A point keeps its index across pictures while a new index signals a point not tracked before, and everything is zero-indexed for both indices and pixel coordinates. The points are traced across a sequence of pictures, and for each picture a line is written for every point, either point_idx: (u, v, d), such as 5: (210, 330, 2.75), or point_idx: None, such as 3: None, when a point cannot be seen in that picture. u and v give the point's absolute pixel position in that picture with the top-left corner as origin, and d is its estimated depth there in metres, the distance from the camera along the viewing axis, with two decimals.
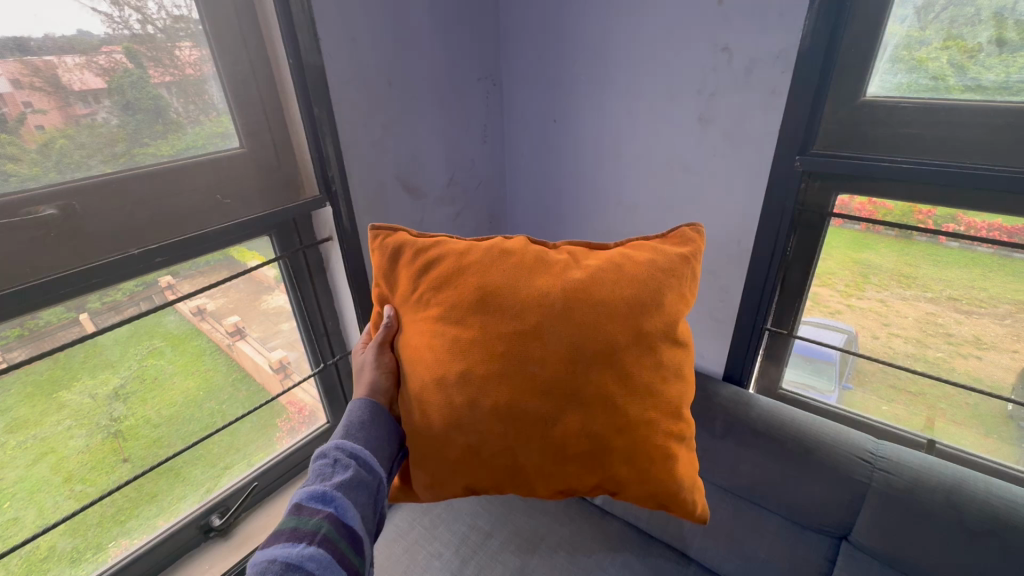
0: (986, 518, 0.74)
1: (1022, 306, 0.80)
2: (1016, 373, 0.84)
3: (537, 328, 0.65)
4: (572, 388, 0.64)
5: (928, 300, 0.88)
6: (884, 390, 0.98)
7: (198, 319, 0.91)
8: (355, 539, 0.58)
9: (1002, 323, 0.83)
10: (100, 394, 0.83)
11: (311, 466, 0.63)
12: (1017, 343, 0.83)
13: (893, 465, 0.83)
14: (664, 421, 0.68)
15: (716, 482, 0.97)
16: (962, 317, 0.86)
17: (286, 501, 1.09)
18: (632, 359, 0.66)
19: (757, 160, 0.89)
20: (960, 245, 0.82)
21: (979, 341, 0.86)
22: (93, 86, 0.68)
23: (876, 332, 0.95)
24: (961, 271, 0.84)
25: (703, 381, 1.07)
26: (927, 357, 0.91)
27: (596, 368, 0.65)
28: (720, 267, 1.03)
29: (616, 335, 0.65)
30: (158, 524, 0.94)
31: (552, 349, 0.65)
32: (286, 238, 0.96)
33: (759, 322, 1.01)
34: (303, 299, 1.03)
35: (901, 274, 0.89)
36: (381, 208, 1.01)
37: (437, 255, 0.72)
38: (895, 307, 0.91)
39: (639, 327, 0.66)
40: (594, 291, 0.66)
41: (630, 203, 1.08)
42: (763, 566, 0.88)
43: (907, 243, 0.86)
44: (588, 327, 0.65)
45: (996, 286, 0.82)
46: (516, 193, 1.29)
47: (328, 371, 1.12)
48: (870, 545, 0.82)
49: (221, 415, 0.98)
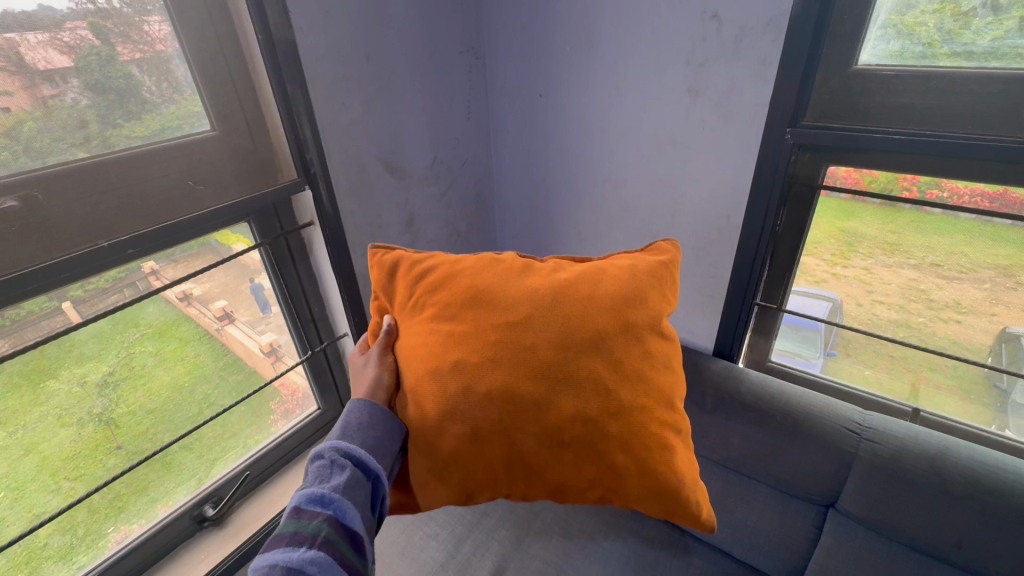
0: (968, 482, 0.75)
1: (1002, 271, 0.82)
2: (994, 335, 0.86)
3: (526, 318, 0.65)
4: (560, 375, 0.63)
5: (912, 267, 0.88)
6: (868, 356, 0.99)
7: (185, 304, 0.89)
8: (356, 541, 0.56)
9: (981, 287, 0.84)
10: (89, 382, 0.81)
11: (308, 469, 0.60)
12: (995, 306, 0.84)
13: (879, 434, 0.84)
14: (657, 408, 0.66)
15: (707, 456, 0.98)
16: (945, 282, 0.87)
17: (278, 489, 1.07)
18: (621, 346, 0.66)
19: (747, 133, 0.87)
20: (942, 213, 0.82)
21: (959, 305, 0.87)
22: (58, 65, 0.65)
23: (860, 299, 0.95)
24: (945, 238, 0.84)
25: (694, 357, 1.06)
26: (908, 323, 0.92)
27: (587, 354, 0.64)
28: (709, 243, 1.01)
29: (602, 323, 0.65)
30: (156, 512, 0.94)
31: (542, 337, 0.64)
32: (266, 223, 0.93)
33: (749, 297, 1.01)
34: (287, 285, 1.00)
35: (887, 242, 0.89)
36: (364, 190, 0.98)
37: (432, 264, 0.74)
38: (880, 275, 0.92)
39: (625, 318, 0.67)
40: (580, 286, 0.68)
41: (619, 177, 1.07)
42: (752, 535, 0.90)
43: (892, 212, 0.86)
44: (575, 317, 0.65)
45: (977, 252, 0.82)
46: (503, 173, 1.26)
47: (317, 357, 1.10)
48: (856, 513, 0.83)
49: (209, 404, 0.97)
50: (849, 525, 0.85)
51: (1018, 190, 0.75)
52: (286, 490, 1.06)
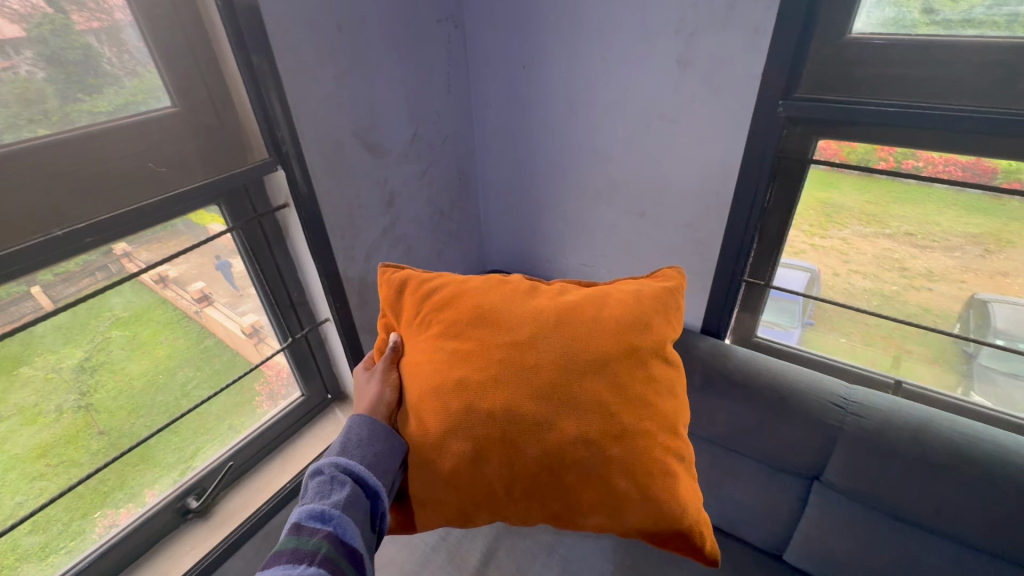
0: (947, 452, 0.77)
1: (972, 238, 0.82)
2: (962, 300, 0.87)
3: (529, 338, 0.65)
4: (563, 397, 0.62)
5: (887, 237, 0.89)
6: (843, 323, 0.99)
7: (161, 286, 0.85)
8: (356, 559, 0.55)
9: (952, 256, 0.85)
10: (65, 368, 0.78)
11: (307, 485, 0.59)
12: (965, 274, 0.85)
13: (862, 408, 0.84)
14: (661, 435, 0.64)
15: (697, 433, 0.98)
16: (918, 251, 0.87)
17: (264, 479, 1.05)
18: (624, 367, 0.64)
19: (738, 106, 0.85)
20: (916, 183, 0.82)
21: (931, 274, 0.88)
22: (9, 34, 0.60)
23: (837, 269, 0.95)
24: (918, 206, 0.84)
25: (683, 335, 1.05)
26: (883, 292, 0.93)
27: (590, 374, 0.63)
28: (699, 221, 0.99)
29: (605, 345, 0.65)
30: (144, 498, 0.92)
31: (546, 357, 0.63)
32: (238, 205, 0.88)
33: (738, 275, 1.00)
34: (263, 270, 0.95)
35: (865, 213, 0.89)
36: (341, 169, 0.93)
37: (440, 283, 0.74)
38: (856, 244, 0.92)
39: (628, 340, 0.66)
40: (585, 307, 0.68)
41: (606, 155, 1.04)
42: (740, 505, 0.95)
43: (869, 181, 0.85)
44: (578, 339, 0.65)
45: (948, 220, 0.83)
46: (486, 149, 1.22)
47: (298, 343, 1.06)
48: (839, 484, 0.85)
49: (187, 397, 0.93)
50: (831, 497, 0.87)
51: (991, 160, 0.75)
52: (270, 481, 1.04)
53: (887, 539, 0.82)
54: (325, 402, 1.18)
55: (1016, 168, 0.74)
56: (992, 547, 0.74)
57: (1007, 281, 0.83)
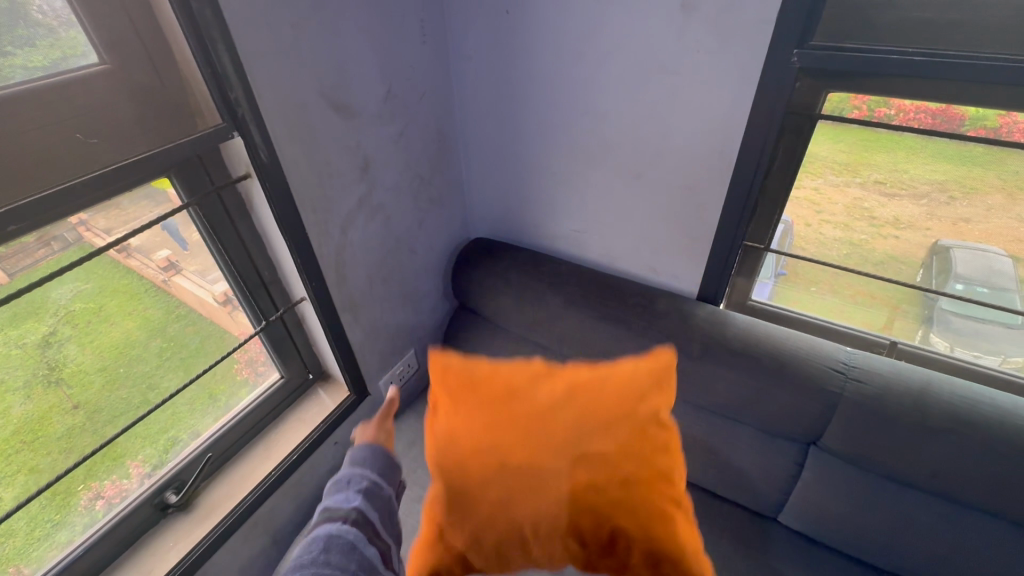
0: (947, 416, 0.76)
1: (940, 185, 0.81)
2: (927, 248, 0.87)
3: (542, 410, 0.61)
4: (573, 462, 0.61)
5: (857, 185, 0.86)
6: (815, 273, 0.98)
7: (124, 255, 0.76)
8: (381, 527, 0.64)
9: (919, 204, 0.83)
10: (29, 343, 0.70)
11: (331, 481, 0.69)
12: (930, 220, 0.84)
13: (864, 373, 0.83)
14: (666, 500, 0.61)
15: (693, 402, 0.97)
16: (886, 199, 0.85)
17: (247, 466, 1.00)
18: (631, 434, 0.61)
19: (747, 57, 0.78)
20: (887, 131, 0.79)
21: (898, 222, 0.87)
22: None
23: (809, 219, 0.93)
24: (887, 154, 0.82)
25: (678, 303, 1.02)
26: (851, 241, 0.92)
27: (599, 438, 0.61)
28: (699, 182, 0.94)
29: (612, 413, 0.61)
30: (128, 469, 0.86)
31: (561, 427, 0.61)
32: (191, 177, 0.78)
33: (738, 239, 0.96)
34: (227, 248, 0.86)
35: (837, 162, 0.85)
36: (308, 134, 0.84)
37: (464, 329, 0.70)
38: (828, 194, 0.89)
39: (632, 406, 0.62)
40: (592, 375, 0.63)
41: (600, 112, 0.96)
42: (736, 472, 0.96)
43: (840, 130, 0.82)
44: (588, 409, 0.61)
45: (918, 167, 0.81)
46: (466, 108, 1.13)
47: (274, 325, 0.98)
48: (837, 449, 0.85)
49: (155, 390, 0.85)
50: (828, 461, 0.87)
51: (960, 107, 0.72)
52: (254, 469, 0.99)
53: (883, 500, 0.83)
54: (307, 382, 1.12)
55: (983, 116, 0.72)
56: (984, 505, 0.76)
57: (969, 228, 0.82)
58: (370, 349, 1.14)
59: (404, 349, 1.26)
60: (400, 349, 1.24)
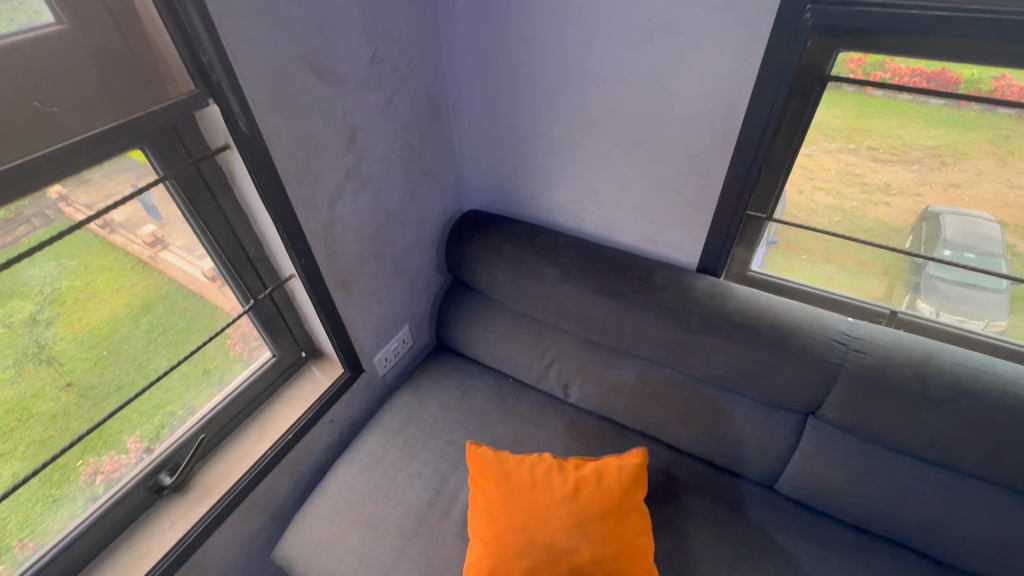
0: (947, 385, 0.76)
1: (932, 151, 0.79)
2: (916, 215, 0.85)
3: (554, 499, 0.84)
4: (576, 540, 0.81)
5: (850, 151, 0.84)
6: (807, 242, 0.96)
7: (107, 231, 0.73)
8: None
9: (910, 169, 0.81)
10: (16, 321, 0.67)
11: None
12: (920, 187, 0.82)
13: (864, 344, 0.83)
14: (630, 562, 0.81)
15: (692, 373, 0.97)
16: (877, 165, 0.83)
17: (242, 445, 0.98)
18: (618, 521, 0.83)
19: (756, 15, 0.74)
20: (883, 95, 0.77)
21: (889, 187, 0.85)
22: None
23: (801, 186, 0.91)
24: (882, 119, 0.79)
25: (677, 275, 1.00)
26: (843, 208, 0.90)
27: (595, 527, 0.82)
28: (701, 149, 0.90)
29: (604, 498, 0.84)
30: (126, 444, 0.84)
31: (569, 515, 0.82)
32: (167, 149, 0.73)
33: (741, 208, 0.93)
34: (209, 225, 0.82)
35: (828, 128, 0.83)
36: (290, 101, 0.79)
37: (506, 515, 0.84)
38: (820, 161, 0.87)
39: (618, 501, 0.84)
40: (591, 476, 0.86)
41: (600, 77, 0.92)
42: (734, 444, 0.95)
43: (835, 95, 0.79)
44: (587, 494, 0.84)
45: (911, 133, 0.78)
46: (458, 73, 1.07)
47: (263, 304, 0.95)
48: (836, 419, 0.85)
49: (141, 372, 0.82)
50: (825, 431, 0.89)
51: (956, 69, 0.71)
52: (250, 449, 0.98)
53: (879, 468, 0.84)
54: (300, 361, 1.09)
55: (978, 78, 0.70)
56: (978, 472, 0.77)
57: (958, 194, 0.81)
58: (364, 326, 1.12)
59: (398, 325, 1.24)
60: (394, 325, 1.22)
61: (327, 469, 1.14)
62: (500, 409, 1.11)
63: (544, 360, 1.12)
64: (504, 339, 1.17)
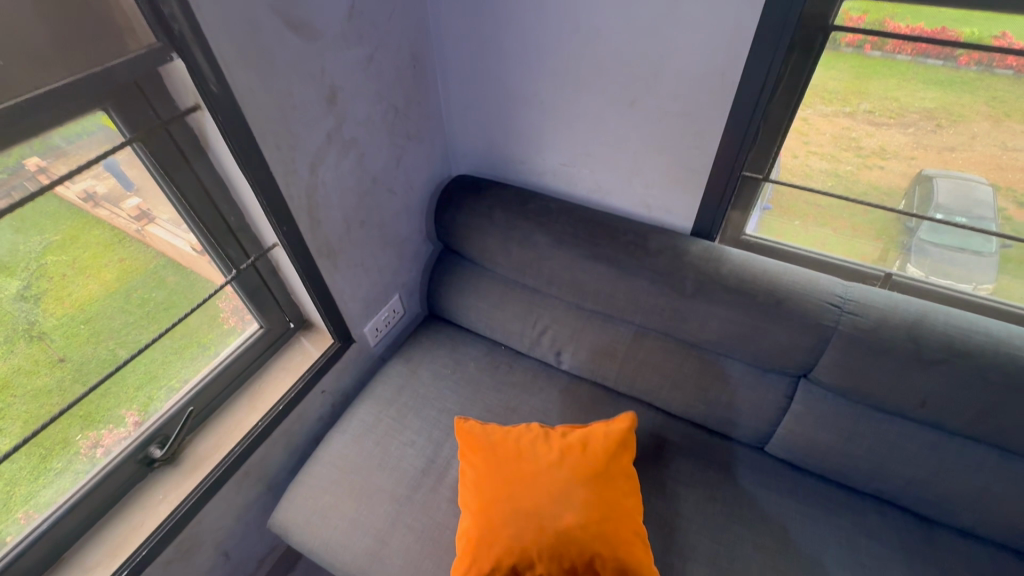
0: (941, 347, 0.76)
1: (928, 115, 0.77)
2: (910, 178, 0.84)
3: (541, 463, 0.85)
4: (563, 503, 0.80)
5: (847, 116, 0.82)
6: (802, 206, 0.94)
7: (92, 205, 0.71)
8: None
9: (905, 132, 0.79)
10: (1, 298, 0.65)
11: None
12: (914, 151, 0.81)
13: (859, 307, 0.82)
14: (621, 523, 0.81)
15: (685, 337, 0.96)
16: (873, 129, 0.81)
17: (233, 418, 0.97)
18: (605, 482, 0.83)
19: None
20: (882, 55, 0.75)
21: (884, 152, 0.83)
22: None
23: (795, 151, 0.88)
24: (879, 82, 0.77)
25: (671, 240, 0.98)
26: (837, 172, 0.88)
27: (581, 490, 0.82)
28: (697, 106, 0.87)
29: (589, 463, 0.84)
30: (121, 416, 0.83)
31: (555, 478, 0.83)
32: (133, 110, 0.69)
33: (738, 167, 0.91)
34: (183, 192, 0.78)
35: (824, 92, 0.80)
36: (263, 58, 0.74)
37: (494, 480, 0.84)
38: (816, 125, 0.84)
39: (604, 463, 0.85)
40: (577, 441, 0.88)
41: (593, 28, 0.87)
42: (727, 407, 0.95)
43: (834, 56, 0.77)
44: (573, 459, 0.85)
45: (910, 95, 0.76)
46: (443, 28, 1.02)
47: (247, 274, 0.92)
48: (828, 381, 0.86)
49: (123, 345, 0.78)
50: (818, 393, 0.89)
51: (955, 28, 0.69)
52: (241, 421, 0.97)
53: (868, 429, 0.85)
54: (288, 332, 1.08)
55: (978, 37, 0.68)
56: (964, 430, 0.78)
57: (952, 157, 0.79)
58: (352, 296, 1.10)
59: (387, 294, 1.22)
60: (383, 295, 1.20)
61: (321, 438, 1.14)
62: (493, 377, 1.11)
63: (537, 328, 1.11)
64: (496, 307, 1.15)
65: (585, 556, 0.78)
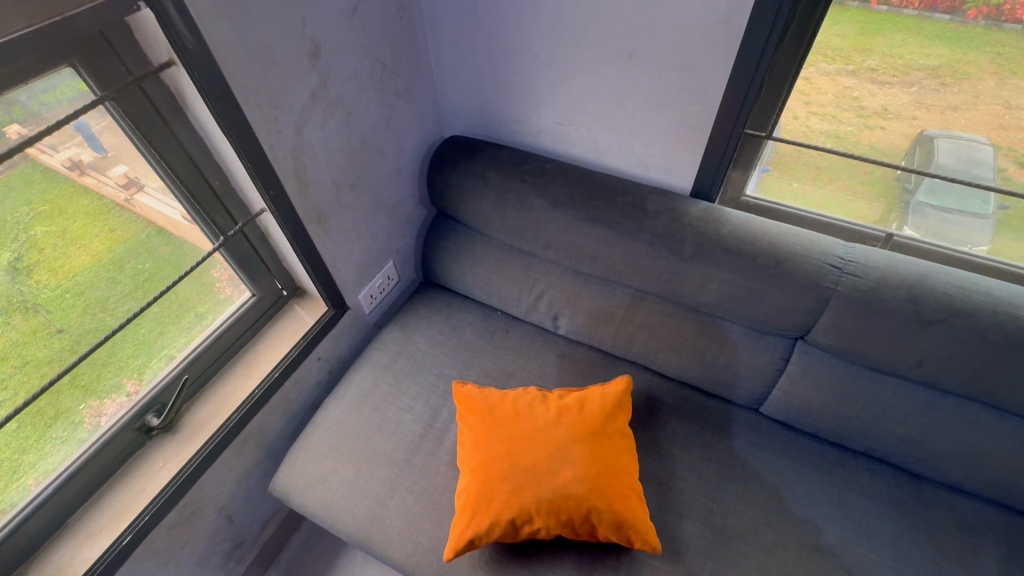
0: (940, 306, 0.75)
1: (933, 72, 0.74)
2: (911, 139, 0.81)
3: (538, 424, 0.85)
4: (561, 461, 0.81)
5: (850, 74, 0.78)
6: (802, 168, 0.92)
7: (79, 173, 0.68)
8: None
9: (909, 92, 0.77)
10: None
11: None
12: (916, 111, 0.78)
13: (860, 268, 0.81)
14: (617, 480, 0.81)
15: (682, 300, 0.95)
16: (877, 88, 0.78)
17: (230, 386, 0.97)
18: (601, 440, 0.84)
19: None
20: (888, 10, 0.71)
21: (886, 112, 0.80)
22: None
23: (795, 111, 0.85)
24: (885, 36, 0.74)
25: (669, 201, 0.96)
26: (838, 134, 0.85)
27: (578, 447, 0.82)
28: (699, 60, 0.83)
29: (586, 422, 0.85)
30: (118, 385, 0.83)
31: (552, 437, 0.83)
32: (103, 67, 0.65)
33: (740, 126, 0.88)
34: (164, 155, 0.75)
35: (828, 49, 0.77)
36: (238, 8, 0.69)
37: (492, 440, 0.85)
38: (817, 84, 0.81)
39: (600, 423, 0.86)
40: (573, 402, 0.88)
41: None
42: (724, 370, 0.96)
43: (839, 11, 0.73)
44: (570, 419, 0.86)
45: (916, 51, 0.73)
46: None
47: (236, 241, 0.90)
48: (825, 342, 0.86)
49: (113, 316, 0.77)
50: (815, 354, 0.89)
51: None
52: (239, 390, 0.96)
53: (863, 389, 0.86)
54: (281, 299, 1.06)
55: None
56: (957, 388, 0.79)
57: (955, 116, 0.77)
58: (345, 262, 1.07)
59: (381, 261, 1.20)
60: (376, 261, 1.18)
61: (318, 405, 1.14)
62: (489, 343, 1.11)
63: (533, 293, 1.10)
64: (491, 273, 1.14)
65: (582, 510, 0.78)
